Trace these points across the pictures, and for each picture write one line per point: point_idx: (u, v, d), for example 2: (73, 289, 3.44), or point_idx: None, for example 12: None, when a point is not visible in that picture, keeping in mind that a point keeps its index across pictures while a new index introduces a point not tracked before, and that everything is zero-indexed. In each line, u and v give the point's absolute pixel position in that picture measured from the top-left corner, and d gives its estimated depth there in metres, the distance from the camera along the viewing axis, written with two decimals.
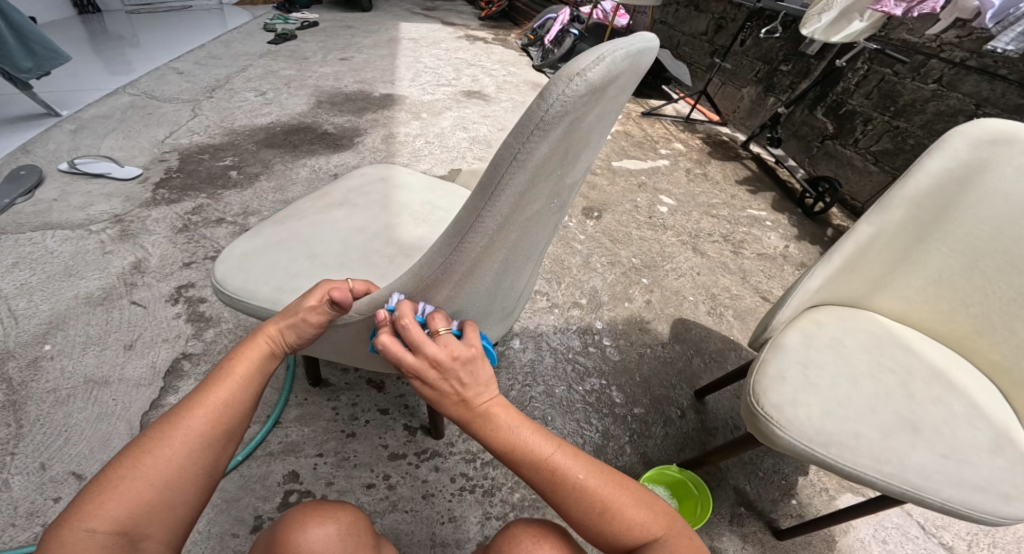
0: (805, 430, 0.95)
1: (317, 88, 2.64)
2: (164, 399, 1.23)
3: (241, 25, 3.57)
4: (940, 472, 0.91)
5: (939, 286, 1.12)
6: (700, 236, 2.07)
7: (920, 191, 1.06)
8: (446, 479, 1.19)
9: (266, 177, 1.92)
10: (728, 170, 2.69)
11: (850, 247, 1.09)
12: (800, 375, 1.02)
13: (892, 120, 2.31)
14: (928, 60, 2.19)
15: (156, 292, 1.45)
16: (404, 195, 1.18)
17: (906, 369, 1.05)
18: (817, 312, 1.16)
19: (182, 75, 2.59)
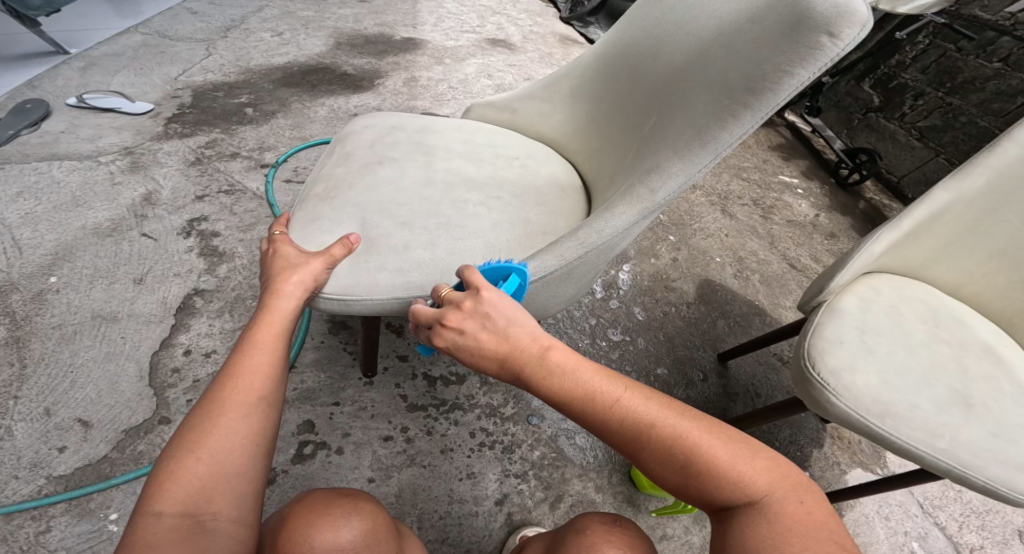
0: (859, 398, 0.90)
1: (337, 30, 2.53)
2: (175, 338, 1.20)
3: None
4: (990, 450, 0.87)
5: (1003, 259, 1.05)
6: (729, 198, 2.00)
7: (1010, 161, 0.97)
8: (466, 433, 1.16)
9: (283, 115, 1.85)
10: (760, 135, 2.58)
11: (924, 214, 1.00)
12: (857, 341, 0.96)
13: (946, 97, 2.24)
14: (998, 38, 2.10)
15: (168, 225, 1.41)
16: (434, 137, 1.08)
17: (959, 342, 1.00)
18: (873, 278, 1.09)
19: (195, 15, 2.49)
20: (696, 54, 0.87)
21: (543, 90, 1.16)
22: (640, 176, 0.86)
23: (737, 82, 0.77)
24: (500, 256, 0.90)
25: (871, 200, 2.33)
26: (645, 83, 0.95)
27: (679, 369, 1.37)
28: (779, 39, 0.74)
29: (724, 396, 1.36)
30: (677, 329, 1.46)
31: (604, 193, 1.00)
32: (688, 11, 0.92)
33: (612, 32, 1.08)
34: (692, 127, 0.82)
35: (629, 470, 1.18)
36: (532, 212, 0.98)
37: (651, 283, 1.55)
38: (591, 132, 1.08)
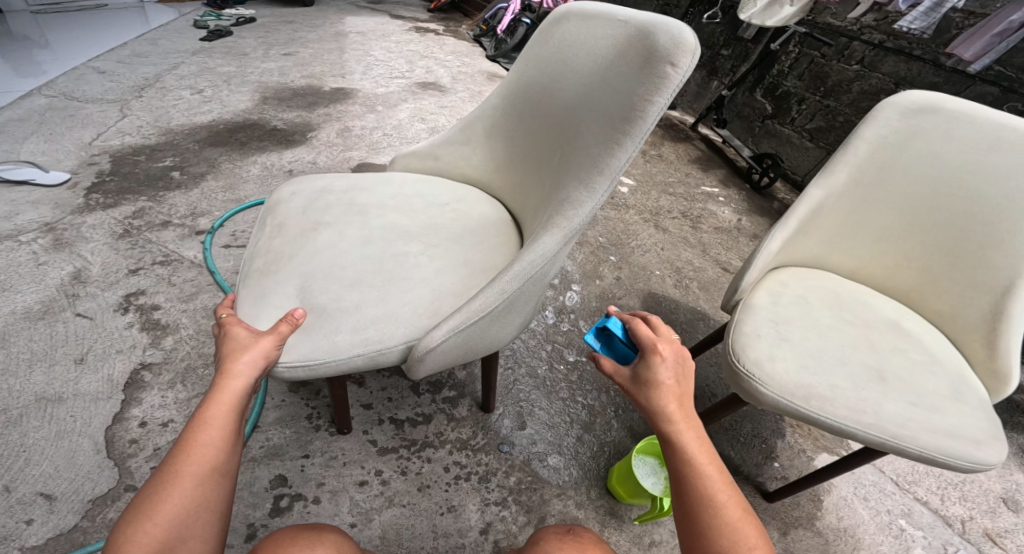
0: (784, 385, 0.98)
1: (262, 83, 2.54)
2: (129, 412, 1.16)
3: (167, 23, 3.46)
4: (912, 420, 0.96)
5: (887, 245, 1.18)
6: (660, 213, 2.13)
7: (862, 158, 1.11)
8: (440, 469, 1.18)
9: (212, 177, 1.83)
10: (681, 151, 2.78)
11: (805, 211, 1.15)
12: (774, 332, 1.06)
13: (823, 100, 2.50)
14: (851, 43, 2.38)
15: (103, 301, 1.36)
16: (365, 195, 1.11)
17: (866, 323, 1.11)
18: (780, 274, 1.21)
19: (103, 74, 2.42)
20: (583, 90, 0.96)
21: (455, 133, 1.22)
22: (554, 208, 0.94)
23: (615, 114, 0.87)
24: (450, 300, 0.94)
25: (784, 199, 2.54)
26: (546, 120, 1.04)
27: None
28: (641, 74, 0.85)
29: None
30: None
31: (529, 227, 1.07)
32: (569, 50, 1.01)
33: (509, 73, 1.15)
34: (586, 158, 0.91)
35: (605, 482, 1.23)
36: (472, 255, 1.03)
37: (599, 303, 1.63)
38: (509, 170, 1.15)
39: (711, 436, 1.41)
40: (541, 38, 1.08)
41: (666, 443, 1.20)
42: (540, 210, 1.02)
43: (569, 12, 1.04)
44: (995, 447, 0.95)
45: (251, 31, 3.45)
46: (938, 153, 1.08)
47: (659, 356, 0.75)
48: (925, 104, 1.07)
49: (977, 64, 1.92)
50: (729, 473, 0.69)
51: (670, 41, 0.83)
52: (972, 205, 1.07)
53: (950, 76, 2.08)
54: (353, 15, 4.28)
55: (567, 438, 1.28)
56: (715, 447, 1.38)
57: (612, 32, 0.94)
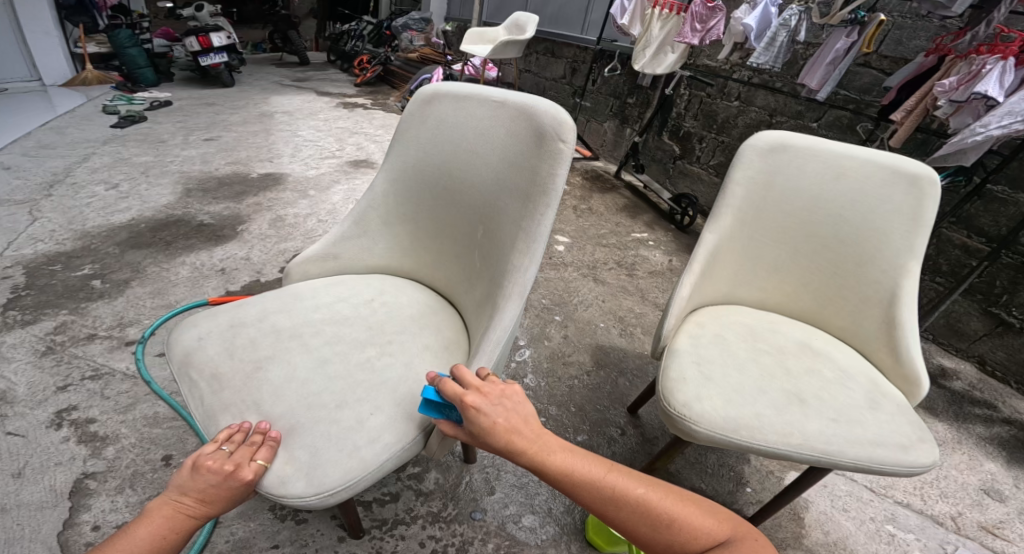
0: (715, 420, 1.06)
1: (183, 174, 2.60)
2: (78, 517, 1.18)
3: (76, 109, 3.45)
4: (837, 433, 1.06)
5: (779, 272, 1.33)
6: (597, 265, 2.28)
7: (740, 198, 1.26)
8: (415, 544, 1.20)
9: (138, 283, 1.83)
10: (608, 201, 2.99)
11: (704, 255, 1.28)
12: (697, 371, 1.15)
13: (718, 136, 2.80)
14: (726, 83, 2.72)
15: (34, 420, 1.35)
16: (286, 313, 1.12)
17: (778, 348, 1.24)
18: (695, 316, 1.33)
19: (9, 170, 2.42)
20: (480, 167, 1.08)
21: (350, 225, 1.24)
22: (501, 279, 1.06)
23: (524, 187, 1.01)
24: (438, 384, 1.04)
25: None
26: (450, 200, 1.14)
27: (598, 430, 1.51)
28: (535, 150, 1.00)
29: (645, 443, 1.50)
30: (585, 398, 1.60)
31: (468, 298, 1.17)
32: (453, 130, 1.12)
33: (388, 159, 1.21)
34: (511, 230, 1.04)
35: (583, 534, 1.26)
36: (427, 341, 1.11)
37: (551, 363, 1.71)
38: (422, 250, 1.23)
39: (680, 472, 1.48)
40: (417, 121, 1.17)
41: None
42: (477, 283, 1.13)
43: (439, 95, 1.14)
44: (925, 448, 1.07)
45: (168, 115, 3.48)
46: (801, 186, 1.25)
47: (486, 395, 0.84)
48: (776, 146, 1.24)
49: (822, 90, 2.17)
50: (688, 493, 0.81)
51: (552, 119, 0.98)
52: (843, 230, 1.24)
53: (809, 104, 2.38)
54: (277, 95, 4.36)
55: (539, 495, 1.32)
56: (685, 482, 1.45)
57: (492, 113, 1.06)
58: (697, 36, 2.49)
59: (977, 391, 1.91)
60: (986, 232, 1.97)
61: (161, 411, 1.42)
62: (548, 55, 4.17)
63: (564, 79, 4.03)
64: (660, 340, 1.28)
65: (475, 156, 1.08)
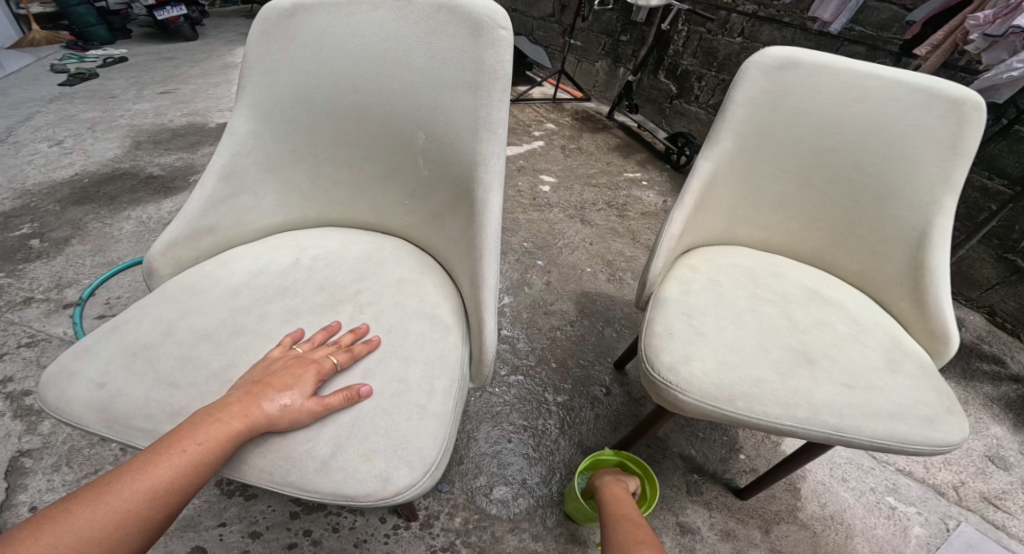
0: (706, 389, 0.85)
1: (136, 127, 2.32)
2: (16, 498, 1.01)
3: (26, 69, 3.10)
4: (852, 406, 0.85)
5: (787, 208, 1.10)
6: (585, 207, 2.06)
7: (742, 122, 1.01)
8: (376, 520, 1.04)
9: (79, 241, 1.59)
10: (599, 141, 2.74)
11: (699, 189, 1.05)
12: (688, 328, 0.93)
13: (719, 74, 2.52)
14: (729, 16, 2.41)
15: None
16: (180, 307, 0.81)
17: (783, 297, 1.02)
18: (686, 260, 1.11)
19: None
20: (403, 77, 0.83)
21: (217, 184, 0.90)
22: (462, 195, 0.86)
23: (466, 84, 0.80)
24: (418, 322, 0.84)
25: None
26: (366, 126, 0.88)
27: (580, 389, 1.32)
28: (470, 44, 0.78)
29: (632, 403, 1.32)
30: (568, 352, 1.41)
31: (423, 230, 0.96)
32: (347, 38, 0.84)
33: (247, 92, 0.88)
34: (458, 139, 0.82)
35: (561, 507, 1.10)
36: (368, 288, 0.88)
37: (531, 313, 1.51)
38: (337, 194, 0.98)
39: (669, 436, 1.30)
40: (284, 37, 0.86)
41: (613, 455, 1.06)
42: (425, 210, 0.93)
43: (304, 6, 0.85)
44: (954, 423, 0.86)
45: (123, 70, 3.14)
46: (817, 101, 0.99)
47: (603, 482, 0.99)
48: (784, 61, 0.97)
49: (836, 23, 1.97)
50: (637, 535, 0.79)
51: (481, 5, 0.78)
52: (865, 155, 1.00)
53: (819, 40, 2.14)
54: (243, 45, 4.00)
55: (512, 465, 1.15)
56: (673, 448, 1.27)
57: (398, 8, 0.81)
58: None
59: (986, 343, 1.73)
60: (1007, 172, 1.73)
61: None
62: None
63: (553, 18, 3.68)
64: (646, 288, 1.08)
65: (391, 65, 0.83)
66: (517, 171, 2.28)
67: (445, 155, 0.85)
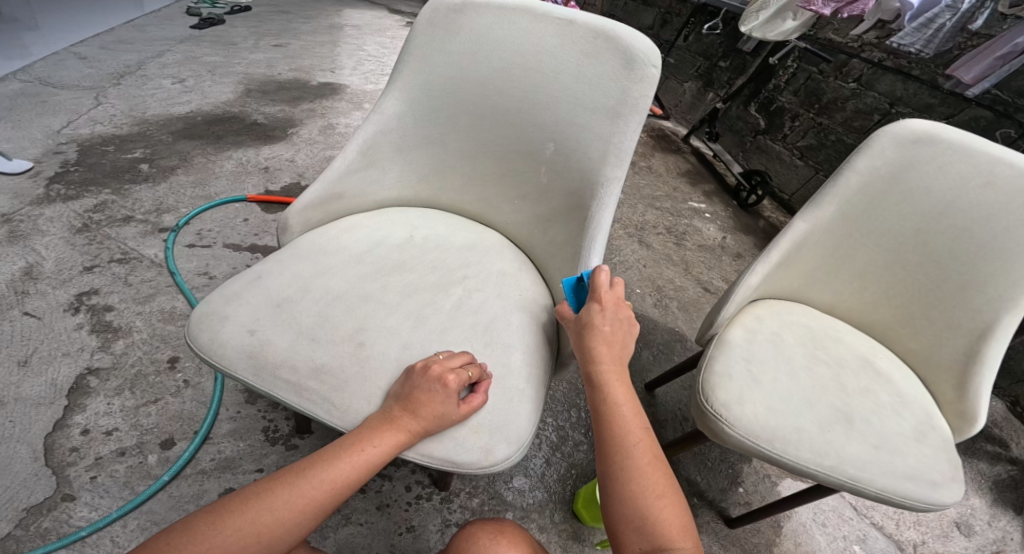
0: (751, 426, 0.90)
1: (246, 75, 2.50)
2: (70, 419, 1.11)
3: (161, 8, 3.36)
4: (873, 461, 0.89)
5: (868, 280, 1.08)
6: (645, 229, 2.11)
7: (852, 189, 1.01)
8: (401, 488, 1.14)
9: (183, 172, 1.75)
10: (670, 163, 2.75)
11: (788, 245, 1.06)
12: (745, 371, 0.97)
13: (817, 117, 2.47)
14: (849, 61, 2.35)
15: (53, 301, 1.29)
16: (314, 264, 0.93)
17: (839, 360, 1.03)
18: (754, 307, 1.12)
19: (84, 60, 2.37)
20: (547, 91, 0.92)
21: (356, 156, 1.01)
22: (576, 207, 0.94)
23: (607, 109, 0.89)
24: (519, 314, 0.93)
25: (771, 218, 2.51)
26: (499, 126, 0.97)
27: None
28: (621, 75, 0.88)
29: (653, 424, 1.37)
30: None
31: (529, 231, 1.04)
32: (505, 47, 0.93)
33: (401, 75, 1.00)
34: (585, 157, 0.92)
35: (570, 506, 1.18)
36: (471, 274, 0.97)
37: None
38: (449, 180, 1.06)
39: (678, 459, 1.30)
40: (449, 35, 0.95)
41: None
42: (534, 211, 1.01)
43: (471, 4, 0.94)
44: (952, 487, 0.89)
45: (244, 19, 3.35)
46: (935, 182, 0.96)
47: (602, 310, 0.82)
48: (920, 135, 0.96)
49: (977, 87, 1.90)
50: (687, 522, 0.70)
51: (639, 43, 0.87)
52: (959, 245, 0.97)
53: (945, 98, 2.04)
54: (349, 9, 4.17)
55: (534, 458, 1.24)
56: (681, 471, 1.28)
57: (558, 31, 0.90)
58: (829, 5, 2.29)
59: None
60: None
61: (178, 308, 1.33)
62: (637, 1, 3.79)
63: (651, 30, 3.67)
64: (709, 327, 1.10)
65: (542, 78, 0.92)
66: None
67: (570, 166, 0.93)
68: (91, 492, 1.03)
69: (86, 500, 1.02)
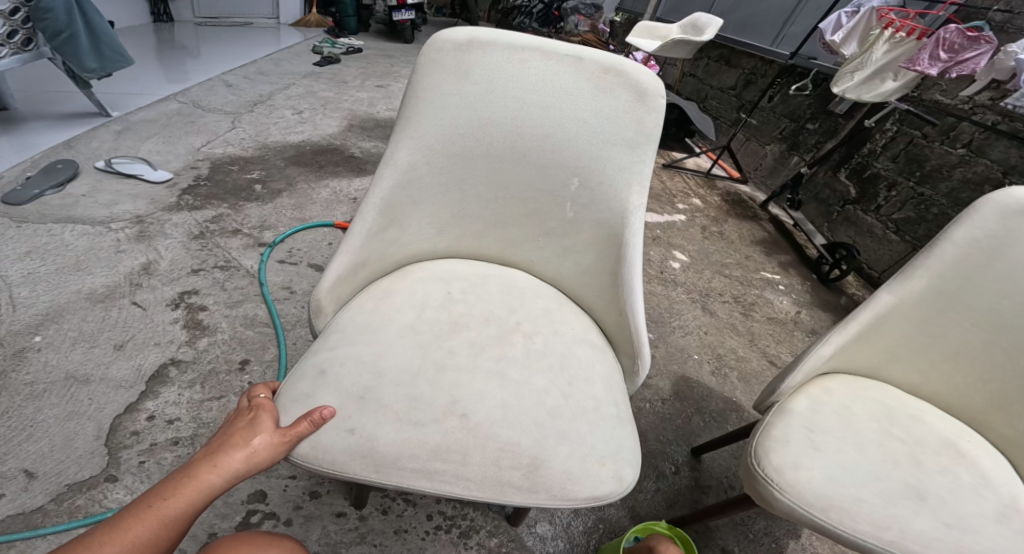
0: (803, 492, 0.86)
1: (353, 113, 2.77)
2: (142, 404, 1.23)
3: (293, 45, 3.83)
4: (942, 539, 0.82)
5: (955, 360, 0.99)
6: (710, 294, 2.07)
7: (950, 263, 0.95)
8: (421, 516, 1.16)
9: (288, 195, 1.95)
10: (744, 230, 2.69)
11: (869, 318, 0.99)
12: (805, 439, 0.92)
13: (917, 186, 2.35)
14: (958, 124, 2.22)
15: (159, 295, 1.46)
16: (382, 314, 0.95)
17: (917, 440, 0.94)
18: (824, 381, 1.04)
19: (230, 87, 2.74)
20: (566, 128, 0.93)
21: (377, 217, 0.95)
22: (606, 237, 0.98)
23: (627, 141, 0.93)
24: (580, 346, 0.98)
25: (854, 295, 2.38)
26: (521, 167, 0.97)
27: (649, 462, 1.34)
28: (635, 108, 0.92)
29: (695, 491, 1.31)
30: (650, 425, 1.44)
31: (558, 264, 1.06)
32: (521, 89, 0.92)
33: (411, 125, 0.93)
34: (612, 189, 0.95)
35: None
36: (523, 315, 1.00)
37: None
38: (466, 226, 1.05)
39: (716, 528, 1.22)
40: (460, 76, 0.91)
41: (666, 528, 1.06)
42: (560, 245, 1.03)
43: (479, 42, 0.90)
44: None
45: (357, 61, 3.73)
46: None
47: None
48: None
49: None
50: None
51: (646, 77, 0.92)
52: None
53: None
54: None
55: (562, 507, 1.22)
56: (718, 541, 1.20)
57: (570, 71, 0.91)
58: (937, 66, 2.07)
59: None
60: None
61: (260, 315, 1.47)
62: (721, 62, 3.82)
63: (734, 90, 3.67)
64: (770, 395, 1.03)
65: (568, 118, 0.93)
66: (651, 239, 2.36)
67: (604, 201, 0.96)
68: (133, 476, 1.12)
69: (126, 484, 1.11)
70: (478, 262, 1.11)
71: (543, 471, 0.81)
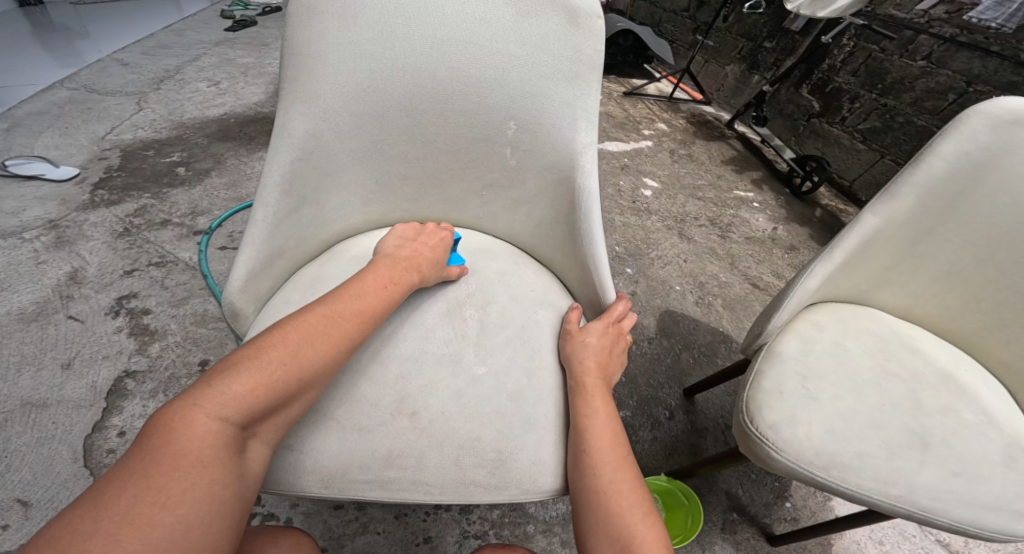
0: (803, 452, 0.81)
1: (277, 76, 2.52)
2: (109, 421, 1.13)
3: (198, 13, 3.46)
4: (950, 491, 0.79)
5: (945, 281, 0.94)
6: (686, 219, 2.00)
7: (933, 177, 0.86)
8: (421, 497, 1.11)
9: (218, 173, 1.78)
10: (713, 151, 2.60)
11: (855, 242, 0.91)
12: (799, 389, 0.87)
13: (881, 97, 2.27)
14: (916, 36, 2.13)
15: (95, 305, 1.32)
16: None
17: (913, 375, 0.90)
18: (811, 314, 0.99)
19: (127, 66, 2.46)
20: (494, 66, 0.81)
21: (284, 198, 0.83)
22: (556, 182, 0.88)
23: (564, 75, 0.81)
24: (543, 310, 0.90)
25: (828, 206, 2.34)
26: (451, 119, 0.85)
27: (644, 409, 1.31)
28: (570, 34, 0.80)
29: (693, 433, 1.29)
30: (640, 368, 1.39)
31: (510, 219, 0.96)
32: (427, 25, 0.79)
33: (302, 88, 0.79)
34: (555, 130, 0.84)
35: None
36: (474, 282, 0.90)
37: None
38: (401, 193, 0.94)
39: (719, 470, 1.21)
40: (359, 21, 0.77)
41: (666, 481, 1.15)
42: (508, 198, 0.93)
43: None
44: None
45: (275, 19, 3.40)
46: None
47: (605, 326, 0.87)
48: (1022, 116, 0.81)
49: None
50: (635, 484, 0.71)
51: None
52: None
53: None
54: None
55: None
56: (721, 484, 1.19)
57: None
58: None
59: None
60: None
61: (211, 310, 1.35)
62: None
63: (686, 12, 3.48)
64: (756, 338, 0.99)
65: (494, 54, 0.80)
66: (619, 169, 2.25)
67: (548, 145, 0.85)
68: None
69: None
70: (421, 226, 1.01)
71: (510, 465, 0.75)
